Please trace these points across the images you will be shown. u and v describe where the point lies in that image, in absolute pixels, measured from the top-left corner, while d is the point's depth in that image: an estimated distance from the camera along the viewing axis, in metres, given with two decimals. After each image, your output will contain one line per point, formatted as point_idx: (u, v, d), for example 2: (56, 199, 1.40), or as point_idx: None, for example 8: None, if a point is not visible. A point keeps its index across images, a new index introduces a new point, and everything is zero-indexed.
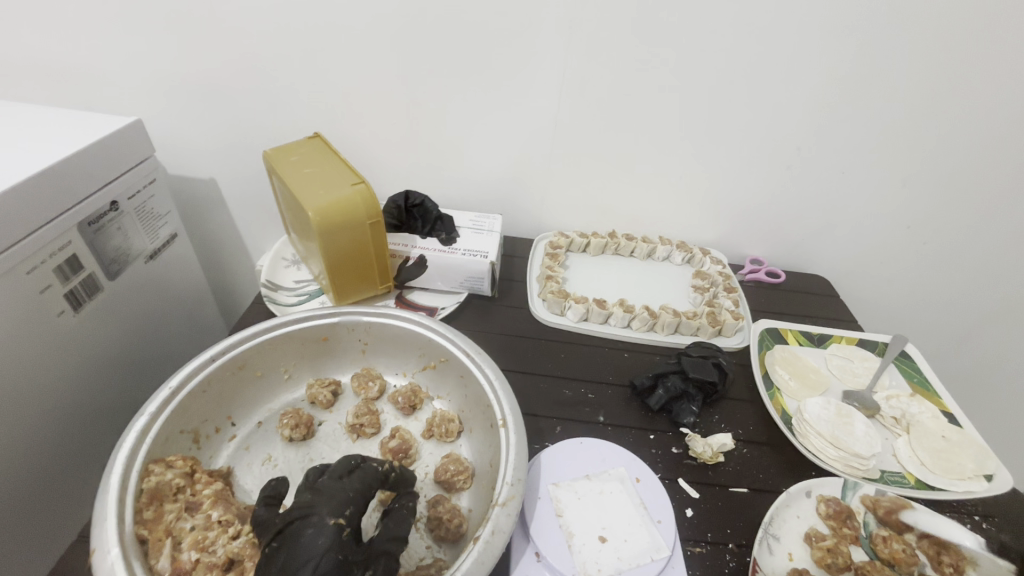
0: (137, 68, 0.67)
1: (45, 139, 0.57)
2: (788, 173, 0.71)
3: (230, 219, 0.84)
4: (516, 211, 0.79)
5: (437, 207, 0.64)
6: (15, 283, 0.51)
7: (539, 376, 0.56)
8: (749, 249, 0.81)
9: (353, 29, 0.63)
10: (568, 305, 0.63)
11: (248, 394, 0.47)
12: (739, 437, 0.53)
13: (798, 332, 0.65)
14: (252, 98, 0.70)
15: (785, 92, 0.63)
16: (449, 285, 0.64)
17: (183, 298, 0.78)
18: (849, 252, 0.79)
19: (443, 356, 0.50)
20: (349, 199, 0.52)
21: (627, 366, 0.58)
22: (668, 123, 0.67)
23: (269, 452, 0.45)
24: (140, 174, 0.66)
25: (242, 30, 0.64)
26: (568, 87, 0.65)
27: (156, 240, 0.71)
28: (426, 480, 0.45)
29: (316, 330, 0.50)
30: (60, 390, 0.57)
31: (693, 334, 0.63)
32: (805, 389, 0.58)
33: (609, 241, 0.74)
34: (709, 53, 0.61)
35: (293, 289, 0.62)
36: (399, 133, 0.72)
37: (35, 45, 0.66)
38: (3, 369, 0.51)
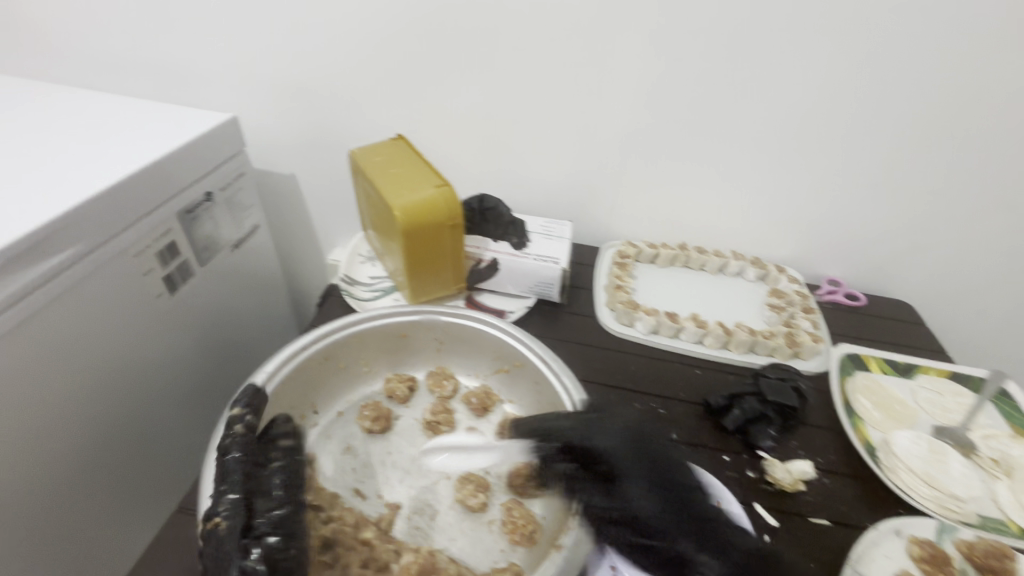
0: (235, 68, 0.72)
1: (153, 132, 0.62)
2: (875, 190, 0.68)
3: (306, 214, 0.88)
4: (584, 219, 0.79)
5: (509, 211, 0.65)
6: (123, 265, 0.55)
7: (608, 387, 0.56)
8: (826, 270, 0.77)
9: (439, 34, 0.65)
10: (638, 316, 0.62)
11: (331, 385, 0.49)
12: (820, 466, 0.50)
13: (882, 360, 0.61)
14: (337, 98, 0.73)
15: (877, 106, 0.61)
16: (519, 289, 0.64)
17: (260, 286, 0.82)
18: (938, 278, 0.74)
19: (518, 360, 0.51)
20: (434, 200, 0.53)
21: (699, 383, 0.57)
22: (749, 136, 0.66)
23: (348, 442, 0.46)
24: (232, 167, 0.70)
25: (333, 34, 0.67)
26: (647, 95, 0.65)
27: (241, 231, 0.75)
28: (499, 483, 0.45)
29: (397, 326, 0.52)
30: (154, 368, 0.61)
31: (768, 354, 0.61)
32: (890, 420, 0.55)
33: (679, 254, 0.72)
34: (800, 64, 0.59)
35: (369, 285, 0.64)
36: (474, 137, 0.73)
37: (147, 45, 0.71)
38: (108, 344, 0.55)
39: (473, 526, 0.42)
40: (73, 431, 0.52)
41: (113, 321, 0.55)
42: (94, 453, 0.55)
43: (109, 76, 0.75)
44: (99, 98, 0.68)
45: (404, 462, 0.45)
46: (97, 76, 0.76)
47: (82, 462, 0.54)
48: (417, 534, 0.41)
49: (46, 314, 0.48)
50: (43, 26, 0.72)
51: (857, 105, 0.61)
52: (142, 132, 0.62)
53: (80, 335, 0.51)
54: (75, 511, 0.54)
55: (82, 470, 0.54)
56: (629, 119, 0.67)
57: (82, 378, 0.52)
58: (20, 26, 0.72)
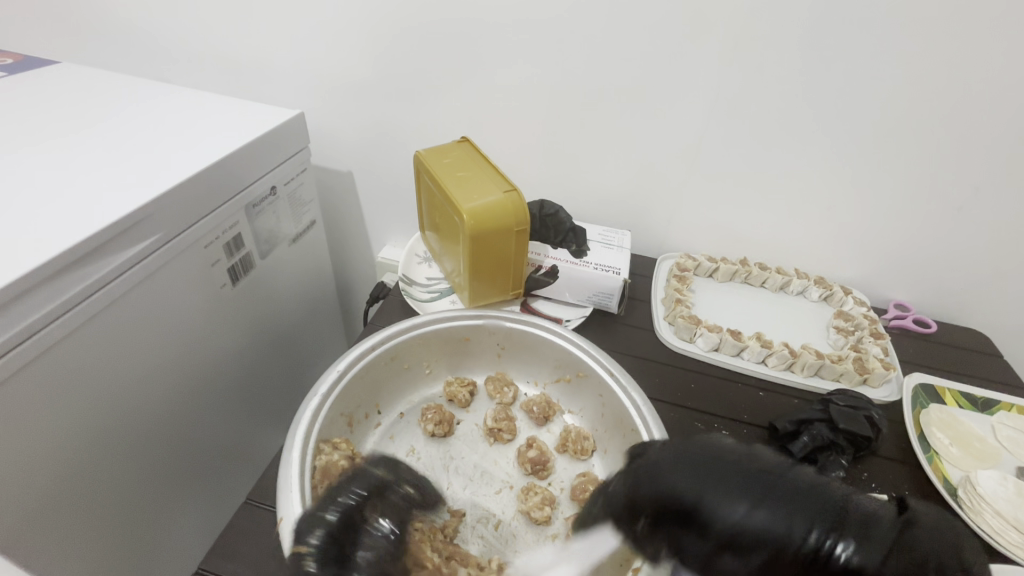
0: (304, 65, 0.73)
1: (225, 127, 0.63)
2: (955, 214, 0.64)
3: (359, 211, 0.89)
4: (641, 229, 0.77)
5: (570, 219, 0.63)
6: (194, 256, 0.56)
7: (669, 404, 0.54)
8: (893, 292, 0.74)
9: (510, 39, 0.64)
10: (699, 332, 0.60)
11: (394, 385, 0.50)
12: (894, 502, 0.48)
13: (957, 392, 0.58)
14: (401, 99, 0.73)
15: (968, 126, 0.58)
16: (576, 298, 0.63)
17: (311, 281, 0.83)
18: (1018, 308, 0.70)
19: (581, 370, 0.50)
20: (503, 205, 0.52)
21: (763, 405, 0.55)
22: (822, 152, 0.64)
23: (412, 444, 0.47)
24: (295, 163, 0.71)
25: (404, 34, 0.67)
26: (719, 106, 0.63)
27: (299, 225, 0.76)
28: (562, 496, 0.44)
29: (460, 330, 0.51)
30: (218, 359, 0.63)
31: (836, 379, 0.58)
32: (970, 458, 0.52)
33: (740, 269, 0.70)
34: (882, 80, 0.57)
35: (427, 286, 0.64)
36: (534, 142, 0.73)
37: (221, 40, 0.73)
38: (178, 335, 0.56)
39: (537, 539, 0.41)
40: (144, 416, 0.54)
41: (183, 310, 0.56)
42: (160, 438, 0.56)
43: (182, 69, 0.78)
44: (175, 90, 0.70)
45: (466, 468, 0.45)
46: (171, 69, 0.78)
47: (150, 448, 0.55)
48: (482, 543, 0.40)
49: (125, 302, 0.49)
50: (124, 19, 0.74)
51: (945, 125, 0.58)
52: (215, 125, 0.63)
53: (153, 322, 0.53)
54: (143, 495, 0.56)
55: (149, 455, 0.55)
56: (697, 129, 0.66)
57: (153, 365, 0.54)
58: (103, 18, 0.75)
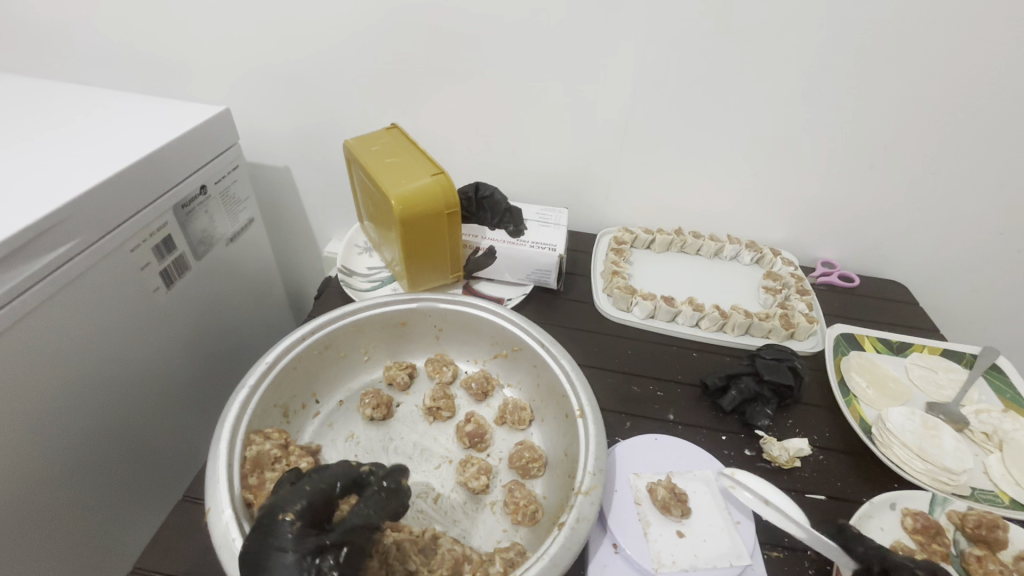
0: (229, 59, 0.71)
1: (143, 126, 0.61)
2: (869, 172, 0.68)
3: (301, 205, 0.87)
4: (581, 206, 0.79)
5: (506, 199, 0.64)
6: (120, 259, 0.55)
7: (607, 370, 0.56)
8: (819, 252, 0.78)
9: (436, 23, 0.64)
10: (635, 301, 0.62)
11: (331, 373, 0.50)
12: (816, 443, 0.51)
13: (876, 339, 0.62)
14: (332, 89, 0.72)
15: (876, 86, 0.61)
16: (516, 276, 0.65)
17: (252, 281, 0.81)
18: (930, 258, 0.75)
19: (516, 346, 0.51)
20: (431, 188, 0.53)
21: (695, 365, 0.58)
22: (742, 120, 0.66)
23: (351, 430, 0.47)
24: (225, 161, 0.69)
25: (329, 21, 0.66)
26: (642, 82, 0.65)
27: (235, 224, 0.75)
28: (500, 466, 0.46)
29: (396, 314, 0.52)
30: (153, 367, 0.62)
31: (765, 336, 0.61)
32: (885, 398, 0.55)
33: (675, 238, 0.73)
34: (793, 48, 0.59)
35: (367, 275, 0.64)
36: (469, 126, 0.73)
37: (138, 36, 0.70)
38: (108, 343, 0.55)
39: (476, 507, 0.42)
40: (79, 423, 0.53)
41: (112, 315, 0.55)
42: (98, 444, 0.56)
43: (101, 69, 0.75)
44: (91, 92, 0.67)
45: (406, 448, 0.46)
46: (88, 69, 0.75)
47: (84, 460, 0.54)
48: (422, 517, 0.41)
49: (46, 310, 0.48)
50: (30, 17, 0.70)
51: (856, 87, 0.61)
52: (133, 126, 0.61)
53: (80, 328, 0.52)
54: (83, 503, 0.55)
55: (84, 465, 0.54)
56: (626, 103, 0.67)
57: (84, 373, 0.53)
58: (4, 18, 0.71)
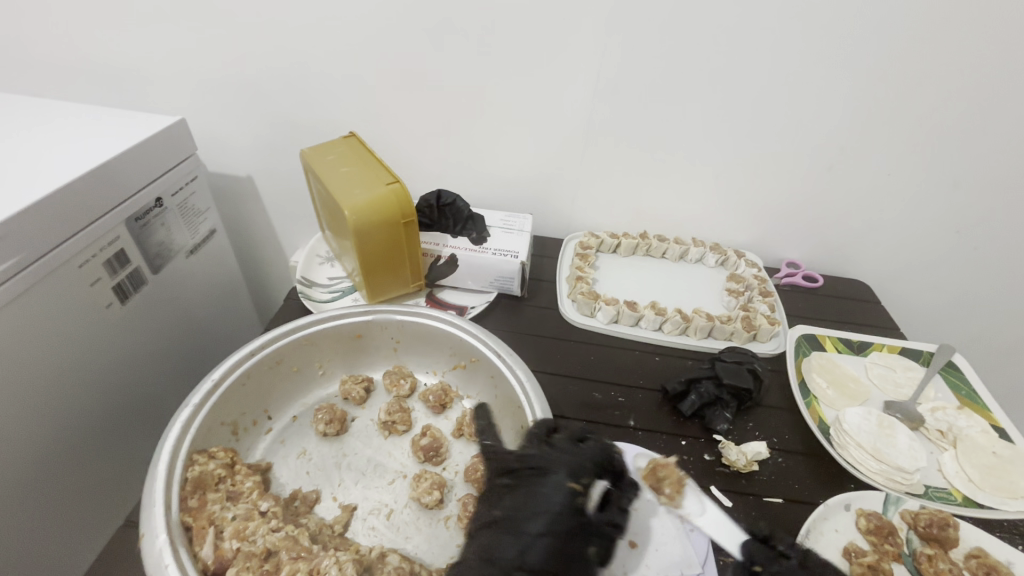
0: (184, 67, 0.69)
1: (93, 138, 0.60)
2: (828, 174, 0.69)
3: (267, 215, 0.86)
4: (547, 211, 0.79)
5: (468, 206, 0.63)
6: (68, 275, 0.53)
7: (568, 377, 0.56)
8: (784, 252, 0.79)
9: (394, 30, 0.64)
10: (598, 306, 0.62)
11: (284, 388, 0.49)
12: (775, 446, 0.51)
13: (837, 339, 0.63)
14: (290, 96, 0.71)
15: (829, 88, 0.61)
16: (480, 284, 0.64)
17: (215, 293, 0.80)
18: (891, 257, 0.76)
19: (474, 356, 0.51)
20: (385, 198, 0.52)
21: (657, 369, 0.58)
22: (702, 124, 0.67)
23: (303, 446, 0.46)
24: (183, 171, 0.68)
25: (284, 28, 0.65)
26: (602, 87, 0.65)
27: (195, 236, 0.73)
28: (456, 479, 0.45)
29: (351, 327, 0.51)
30: (108, 384, 0.60)
31: (727, 339, 0.61)
32: (843, 398, 0.56)
33: (640, 242, 0.73)
34: (748, 52, 0.60)
35: (328, 286, 0.63)
36: (432, 133, 0.73)
37: (88, 45, 0.68)
38: (58, 361, 0.53)
39: (430, 522, 0.42)
40: (28, 445, 0.51)
41: (60, 333, 0.53)
42: (50, 466, 0.54)
43: (52, 79, 0.73)
44: (39, 103, 0.65)
45: (359, 463, 0.45)
46: (39, 80, 0.73)
47: (35, 481, 0.52)
48: (373, 534, 0.40)
49: None
50: None
51: (811, 89, 0.62)
52: (82, 138, 0.59)
53: (27, 347, 0.50)
54: (36, 529, 0.53)
55: (35, 487, 0.52)
56: (588, 108, 0.67)
57: (33, 392, 0.51)
58: None
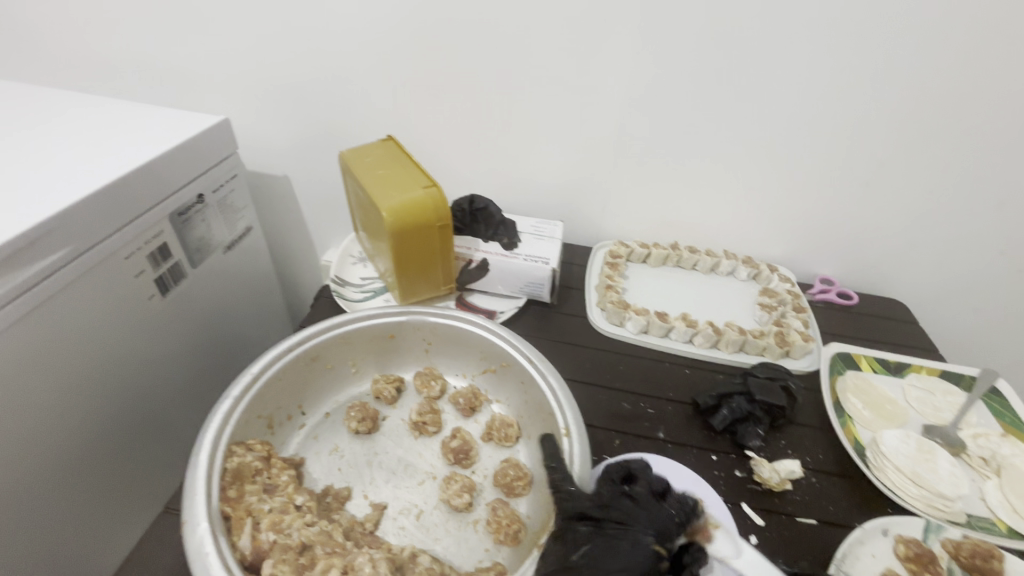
0: (228, 67, 0.72)
1: (141, 136, 0.62)
2: (866, 189, 0.68)
3: (300, 214, 0.88)
4: (577, 219, 0.79)
5: (500, 212, 0.64)
6: (114, 267, 0.55)
7: (597, 387, 0.56)
8: (818, 268, 0.77)
9: (433, 37, 0.65)
10: (628, 316, 0.62)
11: (318, 385, 0.50)
12: (808, 465, 0.50)
13: (873, 358, 0.61)
14: (328, 98, 0.73)
15: (870, 102, 0.60)
16: (510, 289, 0.64)
17: (248, 290, 0.81)
18: (931, 276, 0.74)
19: (504, 361, 0.51)
20: (422, 201, 0.53)
21: (688, 382, 0.57)
22: (737, 136, 0.66)
23: (335, 443, 0.47)
24: (223, 170, 0.70)
25: (325, 30, 0.66)
26: (637, 97, 0.65)
27: (233, 233, 0.75)
28: (485, 483, 0.45)
29: (385, 327, 0.52)
30: (145, 374, 0.62)
31: (759, 354, 0.60)
32: (880, 420, 0.55)
33: (671, 253, 0.72)
34: (786, 65, 0.60)
35: (360, 286, 0.64)
36: (465, 139, 0.74)
37: (140, 44, 0.71)
38: (101, 348, 0.55)
39: (459, 525, 0.42)
40: (70, 431, 0.53)
41: (104, 321, 0.55)
42: (90, 453, 0.55)
43: (102, 79, 0.76)
44: (89, 100, 0.68)
45: (390, 462, 0.45)
46: (90, 79, 0.76)
47: (72, 466, 0.53)
48: (403, 534, 0.41)
49: (40, 315, 0.48)
50: (35, 28, 0.72)
51: (850, 104, 0.61)
52: (129, 135, 0.61)
53: (73, 334, 0.52)
54: (76, 514, 0.55)
55: (72, 471, 0.54)
56: (621, 117, 0.67)
57: (78, 380, 0.53)
58: (9, 26, 0.72)
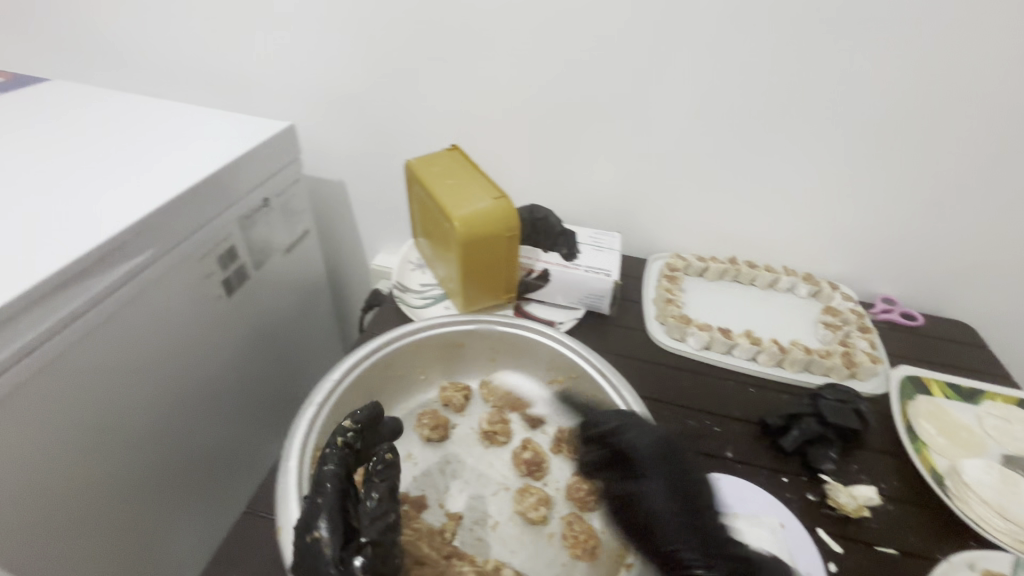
0: (294, 73, 0.73)
1: (214, 140, 0.63)
2: (936, 209, 0.66)
3: (352, 218, 0.89)
4: (631, 231, 0.78)
5: (560, 223, 0.64)
6: (187, 268, 0.57)
7: (662, 402, 0.55)
8: (879, 288, 0.75)
9: (498, 48, 0.66)
10: (690, 331, 0.61)
11: (389, 391, 0.51)
12: (883, 492, 0.49)
13: (944, 383, 0.59)
14: (389, 107, 0.74)
15: (948, 118, 0.59)
16: (569, 300, 0.64)
17: (303, 292, 0.83)
18: (1000, 299, 0.72)
19: (573, 372, 0.51)
20: (493, 211, 0.53)
21: (753, 401, 0.56)
22: (803, 152, 0.65)
23: (408, 450, 0.47)
24: (287, 174, 0.72)
25: (392, 40, 0.68)
26: (701, 110, 0.64)
27: (292, 236, 0.77)
28: (557, 496, 0.45)
29: (454, 335, 0.53)
30: (210, 373, 0.63)
31: (826, 374, 0.59)
32: (957, 447, 0.53)
33: (729, 268, 0.71)
34: (859, 81, 0.59)
35: (421, 292, 0.65)
36: (523, 148, 0.74)
37: (211, 51, 0.74)
38: (172, 347, 0.57)
39: (534, 539, 0.42)
40: (139, 426, 0.54)
41: (176, 321, 0.57)
42: (156, 448, 0.57)
43: (172, 84, 0.79)
44: (162, 104, 0.70)
45: (463, 472, 0.46)
46: (161, 84, 0.79)
47: (140, 460, 0.55)
48: (481, 545, 0.41)
49: (120, 314, 0.50)
50: (113, 35, 0.75)
51: (924, 121, 0.60)
52: (203, 140, 0.63)
53: (147, 333, 0.54)
54: (141, 507, 0.57)
55: (139, 464, 0.55)
56: (684, 130, 0.67)
57: (149, 378, 0.55)
58: (90, 33, 0.76)
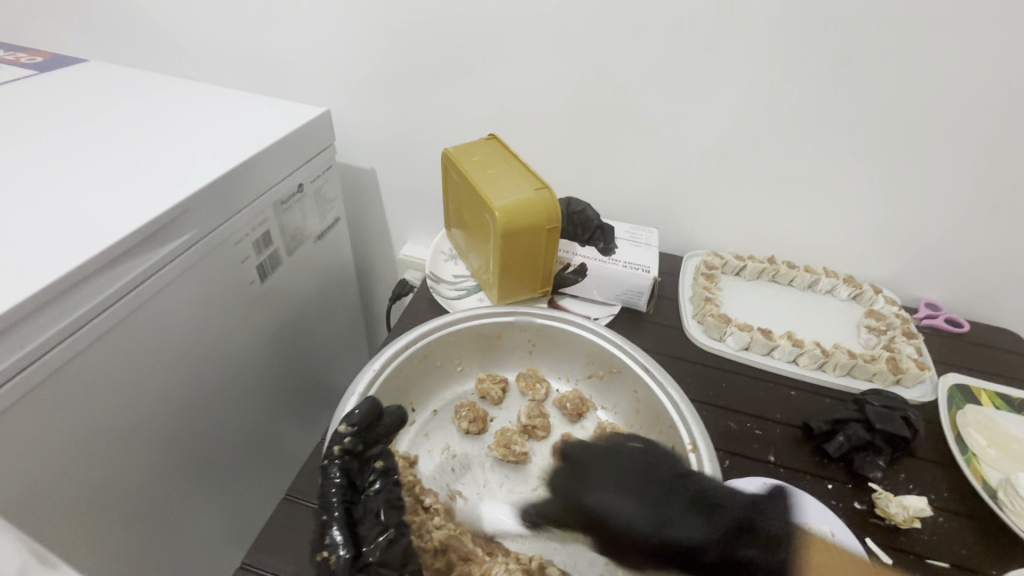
0: (330, 59, 0.72)
1: (250, 125, 0.63)
2: (990, 212, 0.63)
3: (381, 206, 0.89)
4: (666, 226, 0.77)
5: (597, 216, 0.63)
6: (224, 252, 0.57)
7: (700, 403, 0.54)
8: (923, 292, 0.73)
9: (538, 36, 0.64)
10: (729, 331, 0.60)
11: (427, 382, 0.51)
12: (933, 502, 0.47)
13: (994, 394, 0.57)
14: (424, 94, 0.73)
15: (1011, 117, 0.56)
16: (604, 295, 0.63)
17: (331, 280, 0.83)
18: None
19: (613, 367, 0.51)
20: (534, 202, 0.52)
21: (795, 404, 0.55)
22: (852, 150, 0.63)
23: (447, 442, 0.48)
24: (321, 160, 0.71)
25: (430, 26, 0.66)
26: (746, 104, 0.62)
27: (324, 223, 0.77)
28: None
29: (492, 327, 0.52)
30: (242, 359, 0.64)
31: (869, 379, 0.57)
32: (1009, 460, 0.51)
33: (768, 267, 0.70)
34: (917, 77, 0.56)
35: (454, 283, 0.64)
36: (559, 140, 0.73)
37: (247, 35, 0.73)
38: (207, 331, 0.57)
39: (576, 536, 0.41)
40: (176, 410, 0.55)
41: (212, 306, 0.57)
42: (191, 433, 0.58)
43: (207, 67, 0.78)
44: (199, 87, 0.70)
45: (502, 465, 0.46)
46: (196, 68, 0.79)
47: (176, 444, 0.56)
48: (522, 541, 0.41)
49: (159, 298, 0.50)
50: (150, 17, 0.75)
51: (984, 120, 0.57)
52: (239, 124, 0.63)
53: (185, 318, 0.54)
54: (176, 490, 0.57)
55: (175, 449, 0.56)
56: (727, 124, 0.65)
57: (185, 362, 0.55)
58: (128, 14, 0.76)
